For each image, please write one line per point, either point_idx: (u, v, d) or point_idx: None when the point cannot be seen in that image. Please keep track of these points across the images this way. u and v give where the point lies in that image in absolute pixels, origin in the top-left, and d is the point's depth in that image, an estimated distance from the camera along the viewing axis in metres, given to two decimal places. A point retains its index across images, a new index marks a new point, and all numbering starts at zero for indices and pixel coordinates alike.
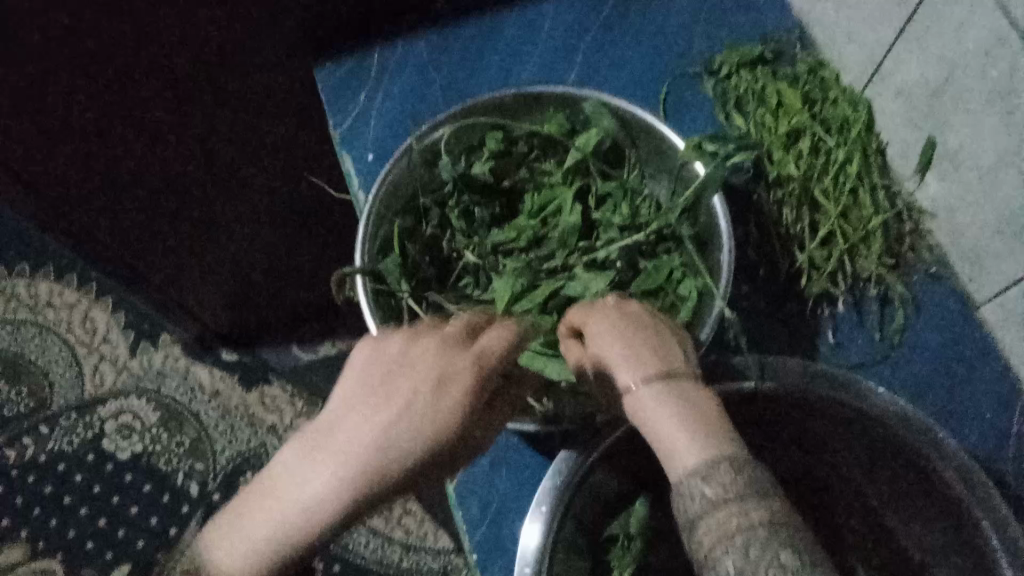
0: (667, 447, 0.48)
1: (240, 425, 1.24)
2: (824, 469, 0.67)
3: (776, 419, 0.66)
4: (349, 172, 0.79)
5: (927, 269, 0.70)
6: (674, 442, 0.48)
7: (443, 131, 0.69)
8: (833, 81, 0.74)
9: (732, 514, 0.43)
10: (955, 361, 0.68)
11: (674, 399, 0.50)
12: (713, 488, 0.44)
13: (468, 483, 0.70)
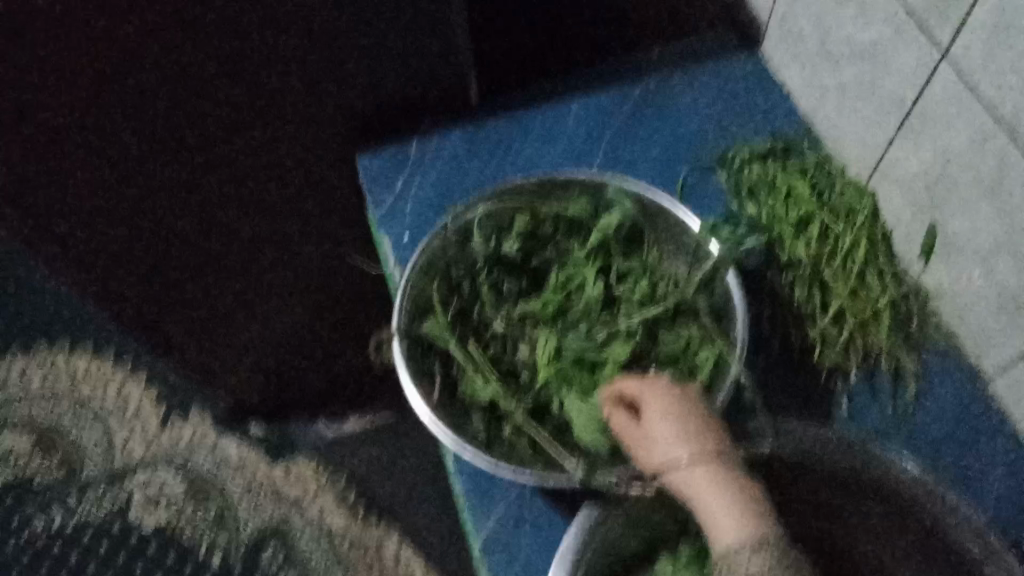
0: (712, 524, 0.51)
1: (263, 500, 1.25)
2: (854, 539, 0.62)
3: (804, 489, 0.62)
4: (385, 250, 0.79)
5: (936, 345, 0.70)
6: (720, 521, 0.51)
7: (477, 210, 0.68)
8: (838, 174, 0.75)
9: None
10: (967, 437, 0.67)
11: (723, 482, 0.52)
12: (756, 568, 0.48)
13: (493, 541, 0.66)
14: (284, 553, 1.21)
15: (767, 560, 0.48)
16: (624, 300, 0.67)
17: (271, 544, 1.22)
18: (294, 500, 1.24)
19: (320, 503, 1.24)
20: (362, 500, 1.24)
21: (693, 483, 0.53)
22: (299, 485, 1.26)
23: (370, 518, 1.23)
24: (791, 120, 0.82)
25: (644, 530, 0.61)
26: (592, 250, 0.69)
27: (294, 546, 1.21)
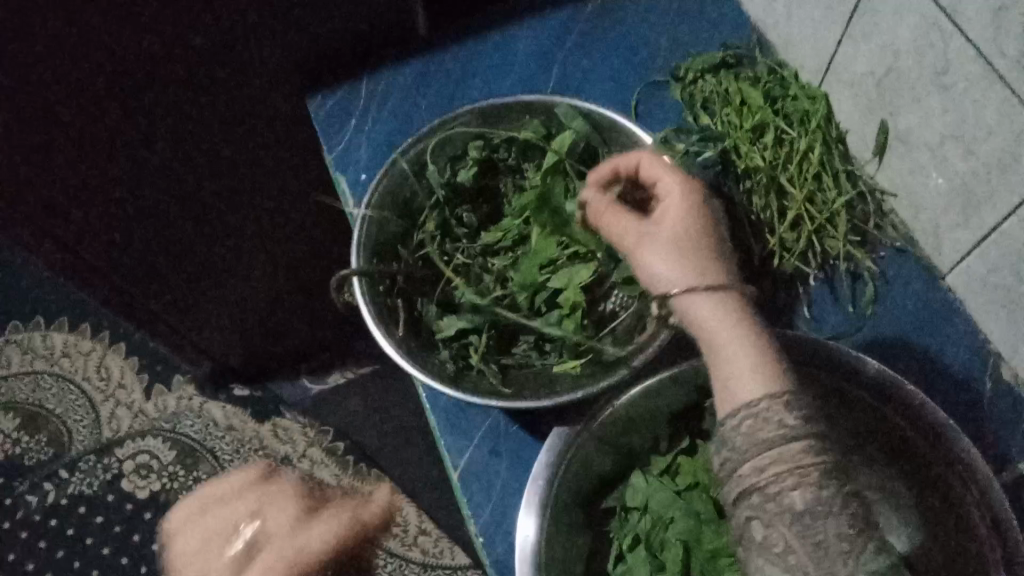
0: (728, 370, 0.50)
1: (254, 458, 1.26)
2: None
3: None
4: (343, 191, 0.81)
5: (893, 244, 0.71)
6: (736, 370, 0.50)
7: (428, 143, 0.67)
8: (793, 80, 0.75)
9: (807, 450, 0.46)
10: (925, 329, 0.69)
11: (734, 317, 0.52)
12: (794, 417, 0.47)
13: (471, 468, 0.68)
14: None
15: (804, 411, 0.47)
16: None
17: None
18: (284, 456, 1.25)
19: None
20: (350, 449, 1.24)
21: (716, 314, 0.52)
22: (289, 442, 1.24)
23: None
24: (743, 31, 0.82)
25: (614, 444, 0.64)
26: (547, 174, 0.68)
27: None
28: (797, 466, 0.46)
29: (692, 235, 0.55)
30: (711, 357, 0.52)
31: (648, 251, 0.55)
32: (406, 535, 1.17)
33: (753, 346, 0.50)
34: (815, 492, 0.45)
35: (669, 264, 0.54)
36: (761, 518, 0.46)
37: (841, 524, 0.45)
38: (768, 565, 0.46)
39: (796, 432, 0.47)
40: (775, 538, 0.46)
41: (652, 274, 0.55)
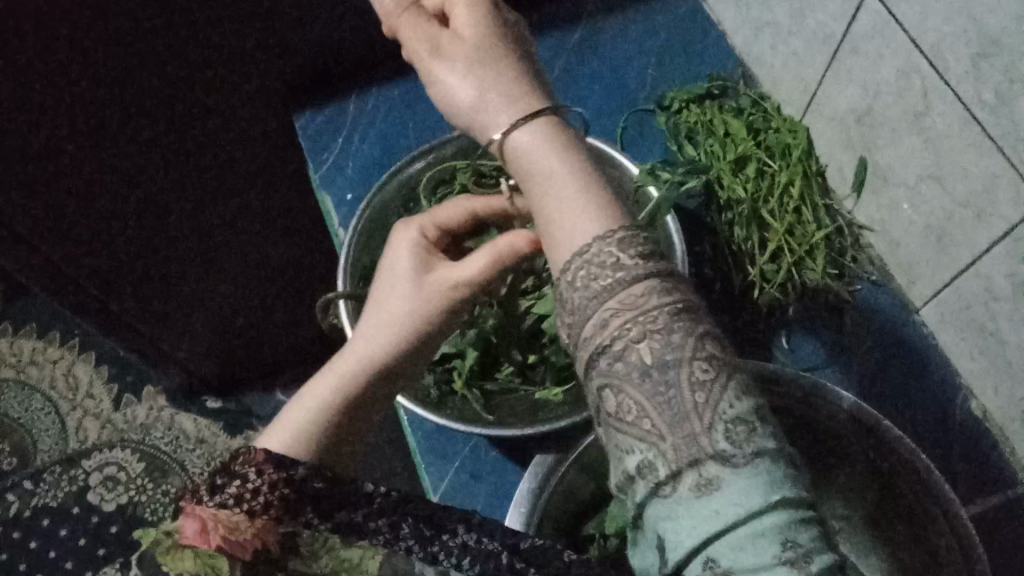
0: (556, 223, 0.46)
1: None
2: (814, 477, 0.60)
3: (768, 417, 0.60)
4: (329, 209, 0.81)
5: (870, 278, 0.73)
6: (567, 220, 0.45)
7: (421, 165, 0.68)
8: (775, 112, 0.77)
9: (647, 291, 0.42)
10: (900, 365, 0.70)
11: (544, 152, 0.47)
12: (627, 254, 0.43)
13: (453, 493, 0.68)
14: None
15: (638, 249, 0.43)
16: None
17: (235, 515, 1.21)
18: None
19: None
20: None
21: (533, 139, 0.48)
22: None
23: None
24: (728, 63, 0.83)
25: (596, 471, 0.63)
26: None
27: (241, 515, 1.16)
28: (641, 312, 0.41)
29: (485, 41, 0.50)
30: (539, 188, 0.47)
31: (441, 64, 0.50)
32: None
33: (573, 169, 0.46)
34: (664, 341, 0.41)
35: (473, 85, 0.49)
36: (611, 384, 0.41)
37: (694, 372, 0.40)
38: (624, 435, 0.41)
39: (638, 273, 0.42)
40: (627, 404, 0.41)
41: (449, 88, 0.50)
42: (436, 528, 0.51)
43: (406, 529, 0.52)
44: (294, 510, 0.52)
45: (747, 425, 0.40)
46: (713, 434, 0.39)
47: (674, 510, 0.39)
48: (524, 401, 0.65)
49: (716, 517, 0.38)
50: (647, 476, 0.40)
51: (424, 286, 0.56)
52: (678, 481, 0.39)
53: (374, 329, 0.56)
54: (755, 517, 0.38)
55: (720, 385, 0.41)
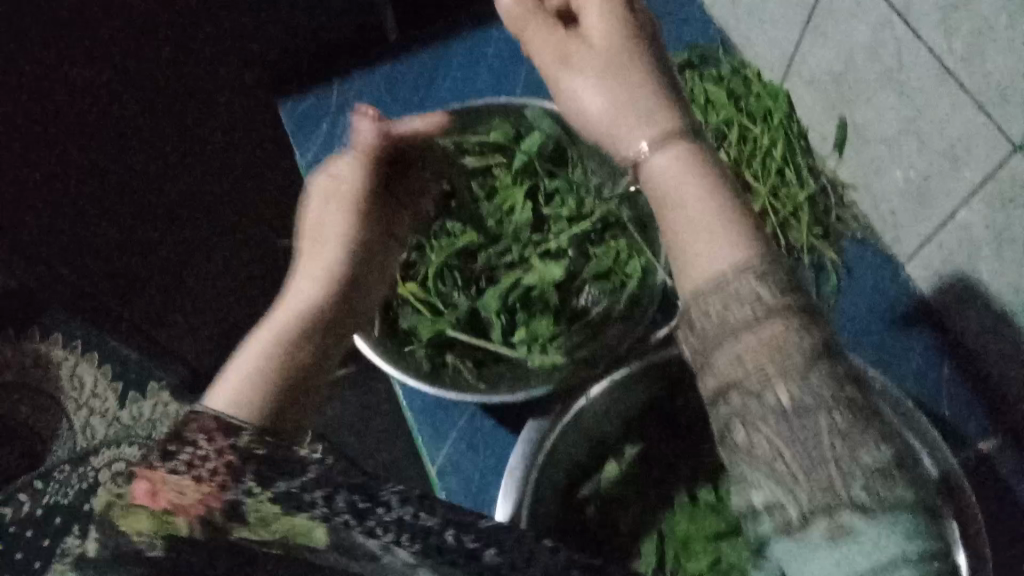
0: (692, 251, 0.43)
1: None
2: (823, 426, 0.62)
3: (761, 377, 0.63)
4: None
5: (854, 235, 0.73)
6: (708, 250, 0.42)
7: None
8: (755, 77, 0.77)
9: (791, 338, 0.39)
10: (886, 318, 0.71)
11: (686, 174, 0.44)
12: (772, 298, 0.40)
13: (451, 463, 0.69)
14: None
15: (786, 293, 0.40)
16: (555, 218, 0.69)
17: None
18: None
19: None
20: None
21: (679, 163, 0.44)
22: None
23: None
24: (706, 33, 0.83)
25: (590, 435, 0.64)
26: (520, 174, 0.70)
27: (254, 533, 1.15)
28: (780, 355, 0.38)
29: (616, 57, 0.47)
30: (671, 218, 0.44)
31: (570, 75, 0.48)
32: None
33: (718, 201, 0.43)
34: (803, 384, 0.38)
35: (606, 95, 0.46)
36: (744, 420, 0.39)
37: (833, 419, 0.37)
38: (748, 468, 0.39)
39: (785, 318, 0.39)
40: (757, 441, 0.38)
41: (580, 102, 0.48)
42: (372, 500, 0.42)
43: (341, 502, 0.41)
44: (245, 472, 0.40)
45: (887, 475, 0.37)
46: (851, 483, 0.37)
47: (802, 553, 0.37)
48: (516, 372, 0.65)
49: (848, 564, 0.36)
50: (774, 516, 0.38)
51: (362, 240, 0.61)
52: (809, 525, 0.37)
53: (318, 276, 0.58)
54: (888, 567, 0.36)
55: (861, 427, 0.37)
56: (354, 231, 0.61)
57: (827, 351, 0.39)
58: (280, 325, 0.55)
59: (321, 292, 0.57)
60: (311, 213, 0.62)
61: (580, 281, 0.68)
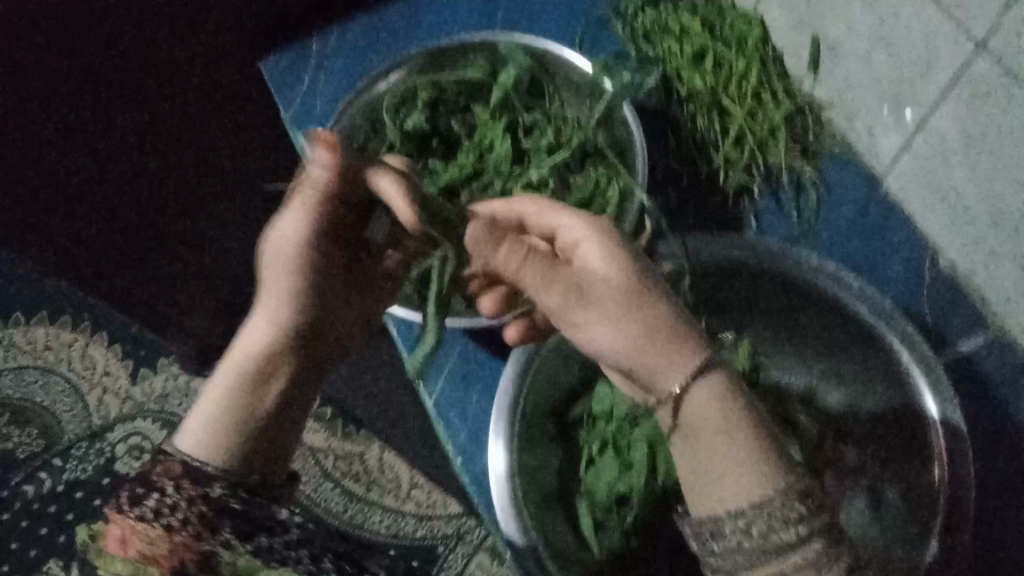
0: (728, 485, 0.48)
1: None
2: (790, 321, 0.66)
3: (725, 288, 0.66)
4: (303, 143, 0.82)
5: (832, 150, 0.72)
6: (739, 479, 0.48)
7: (393, 76, 0.70)
8: (728, 7, 0.78)
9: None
10: (870, 229, 0.71)
11: (708, 401, 0.50)
12: (800, 520, 0.46)
13: (446, 396, 0.71)
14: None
15: (803, 506, 0.46)
16: (534, 152, 0.70)
17: None
18: None
19: None
20: (338, 413, 1.21)
21: (709, 394, 0.50)
22: None
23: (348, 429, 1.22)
24: None
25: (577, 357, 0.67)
26: (496, 110, 0.71)
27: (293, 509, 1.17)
28: (802, 550, 0.45)
29: (642, 348, 0.52)
30: (701, 445, 0.50)
31: (589, 318, 0.53)
32: (398, 489, 1.18)
33: (747, 439, 0.49)
34: (814, 554, 0.45)
35: (616, 328, 0.52)
36: None
37: None
38: None
39: (806, 533, 0.45)
40: None
41: (604, 339, 0.53)
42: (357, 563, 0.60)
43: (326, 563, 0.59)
44: (223, 527, 0.54)
45: None
46: None
47: None
48: None
49: None
50: None
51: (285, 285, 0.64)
52: None
53: (265, 322, 0.64)
54: None
55: None
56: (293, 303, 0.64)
57: (824, 523, 0.46)
58: (229, 371, 0.62)
59: (265, 341, 0.63)
60: (269, 265, 0.65)
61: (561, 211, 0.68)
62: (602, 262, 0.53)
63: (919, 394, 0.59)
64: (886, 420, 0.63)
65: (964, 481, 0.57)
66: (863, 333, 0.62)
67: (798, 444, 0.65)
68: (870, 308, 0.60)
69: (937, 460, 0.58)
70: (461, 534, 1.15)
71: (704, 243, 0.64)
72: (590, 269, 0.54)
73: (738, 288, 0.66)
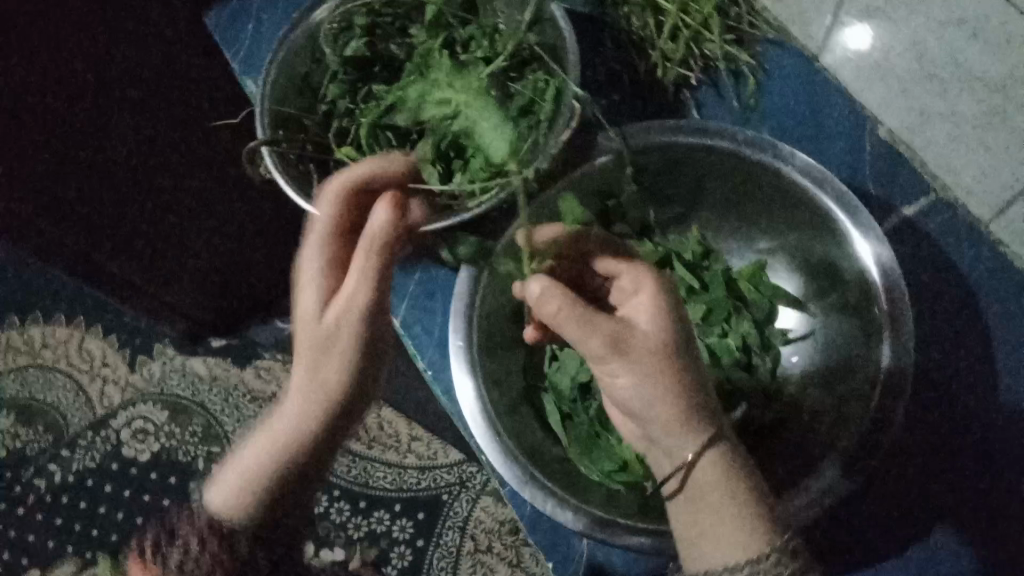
0: (711, 549, 0.51)
1: (243, 403, 1.25)
2: (738, 201, 0.68)
3: (668, 171, 0.67)
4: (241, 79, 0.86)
5: (766, 37, 0.73)
6: (726, 546, 0.51)
7: (323, 10, 0.71)
8: None
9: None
10: (808, 106, 0.72)
11: (719, 472, 0.52)
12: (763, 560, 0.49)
13: (413, 313, 0.74)
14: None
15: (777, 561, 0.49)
16: (473, 64, 0.71)
17: None
18: (271, 395, 1.25)
19: None
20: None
21: (713, 472, 0.52)
22: (275, 380, 1.25)
23: None
24: None
25: None
26: (432, 27, 0.72)
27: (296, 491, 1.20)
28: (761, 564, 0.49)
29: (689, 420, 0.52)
30: (695, 511, 0.53)
31: (619, 364, 0.52)
32: (399, 445, 1.17)
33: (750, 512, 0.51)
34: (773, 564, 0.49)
35: (642, 389, 0.52)
36: None
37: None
38: None
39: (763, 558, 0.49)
40: None
41: (627, 397, 0.53)
42: None
43: None
44: None
45: None
46: None
47: None
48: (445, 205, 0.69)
49: None
50: None
51: (314, 352, 0.55)
52: None
53: (301, 397, 0.56)
54: None
55: None
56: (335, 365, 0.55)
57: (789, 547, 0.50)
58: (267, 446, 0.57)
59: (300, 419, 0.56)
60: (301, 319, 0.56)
61: (503, 118, 0.70)
62: (647, 316, 0.54)
63: (856, 242, 0.59)
64: (829, 276, 0.64)
65: (901, 305, 0.58)
66: (797, 194, 0.62)
67: (752, 318, 0.66)
68: (800, 171, 0.61)
69: (878, 302, 0.59)
70: (463, 481, 1.14)
71: (641, 128, 0.64)
72: (630, 323, 0.54)
73: (680, 173, 0.67)
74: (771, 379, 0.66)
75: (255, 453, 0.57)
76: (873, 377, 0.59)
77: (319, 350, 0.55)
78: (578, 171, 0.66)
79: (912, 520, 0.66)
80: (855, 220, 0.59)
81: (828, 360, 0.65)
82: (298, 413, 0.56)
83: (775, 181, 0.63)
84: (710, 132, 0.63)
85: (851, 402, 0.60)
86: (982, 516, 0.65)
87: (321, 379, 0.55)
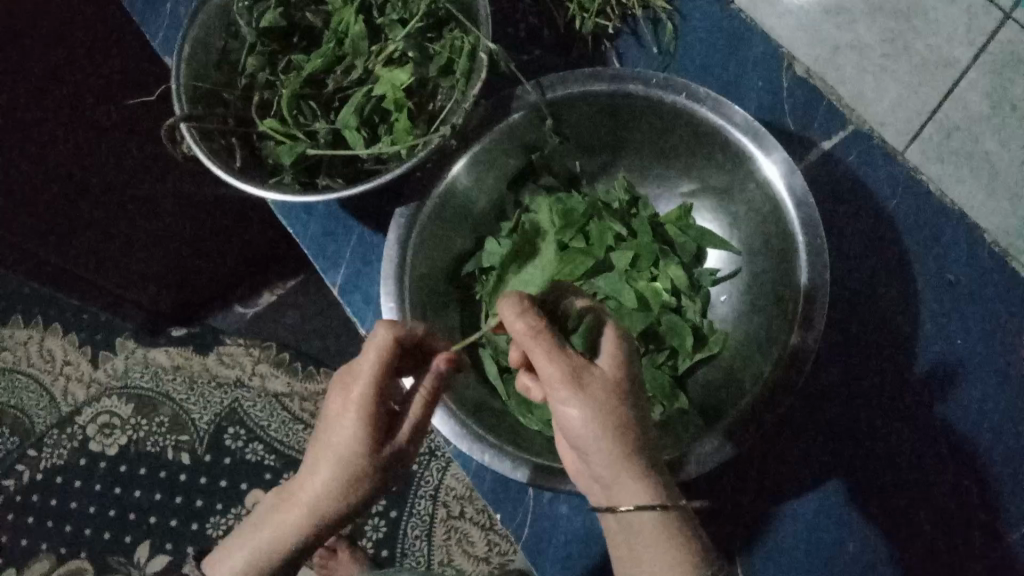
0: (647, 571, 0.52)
1: (209, 389, 1.23)
2: (661, 146, 0.69)
3: (592, 121, 0.68)
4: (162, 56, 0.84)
5: None
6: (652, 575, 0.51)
7: None
8: None
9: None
10: (724, 51, 0.74)
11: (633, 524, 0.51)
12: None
13: (350, 281, 0.75)
14: (243, 427, 1.21)
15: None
16: (390, 26, 0.70)
17: (230, 426, 1.22)
18: (236, 379, 1.23)
19: (261, 372, 1.22)
20: (294, 355, 1.22)
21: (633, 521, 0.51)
22: (237, 365, 1.23)
23: (308, 369, 1.21)
24: None
25: (463, 220, 0.69)
26: None
27: (263, 477, 1.19)
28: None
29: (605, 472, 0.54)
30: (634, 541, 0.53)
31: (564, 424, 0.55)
32: None
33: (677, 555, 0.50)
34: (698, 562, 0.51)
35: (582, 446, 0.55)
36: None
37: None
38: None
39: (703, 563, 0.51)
40: None
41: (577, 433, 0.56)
42: None
43: None
44: None
45: None
46: None
47: None
48: (371, 165, 0.69)
49: None
50: None
51: (356, 442, 0.57)
52: None
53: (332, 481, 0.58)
54: None
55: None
56: (346, 485, 0.58)
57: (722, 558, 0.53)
58: (272, 538, 0.59)
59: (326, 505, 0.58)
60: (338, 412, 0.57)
61: (424, 77, 0.69)
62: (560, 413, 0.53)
63: (767, 172, 0.61)
64: (747, 208, 0.66)
65: (819, 241, 0.60)
66: (711, 132, 0.63)
67: (679, 259, 0.68)
68: (712, 108, 0.62)
69: (800, 247, 0.60)
70: (433, 450, 1.14)
71: (558, 80, 0.65)
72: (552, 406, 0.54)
73: (599, 123, 0.68)
74: (701, 318, 0.68)
75: (261, 535, 0.59)
76: (792, 311, 0.61)
77: (352, 432, 0.57)
78: (501, 126, 0.66)
79: (850, 440, 0.69)
80: (767, 155, 0.61)
81: (751, 293, 0.67)
82: (322, 493, 0.58)
83: (699, 127, 0.64)
84: (628, 80, 0.63)
85: (778, 331, 0.62)
86: (911, 429, 0.69)
87: (329, 482, 0.58)
